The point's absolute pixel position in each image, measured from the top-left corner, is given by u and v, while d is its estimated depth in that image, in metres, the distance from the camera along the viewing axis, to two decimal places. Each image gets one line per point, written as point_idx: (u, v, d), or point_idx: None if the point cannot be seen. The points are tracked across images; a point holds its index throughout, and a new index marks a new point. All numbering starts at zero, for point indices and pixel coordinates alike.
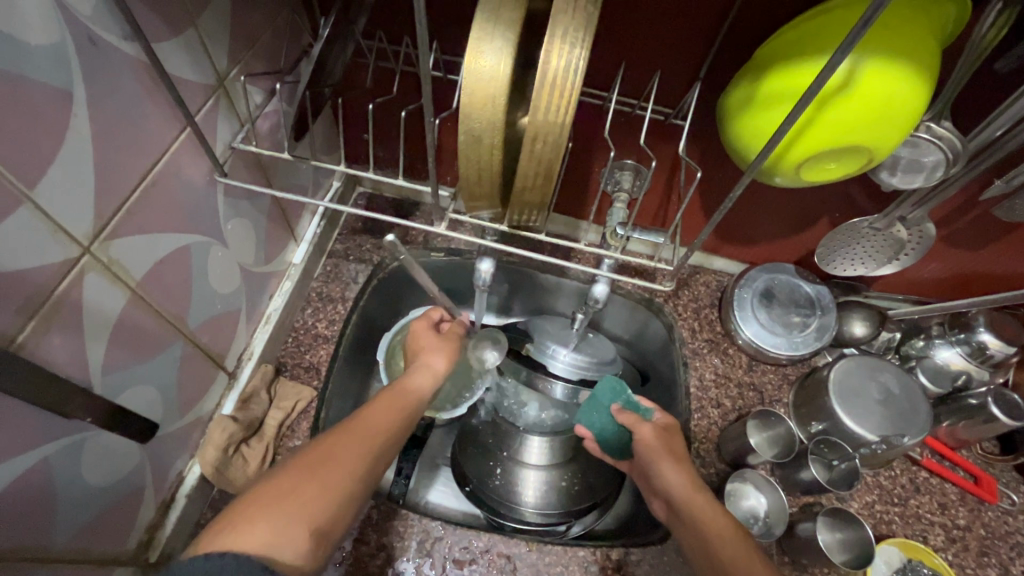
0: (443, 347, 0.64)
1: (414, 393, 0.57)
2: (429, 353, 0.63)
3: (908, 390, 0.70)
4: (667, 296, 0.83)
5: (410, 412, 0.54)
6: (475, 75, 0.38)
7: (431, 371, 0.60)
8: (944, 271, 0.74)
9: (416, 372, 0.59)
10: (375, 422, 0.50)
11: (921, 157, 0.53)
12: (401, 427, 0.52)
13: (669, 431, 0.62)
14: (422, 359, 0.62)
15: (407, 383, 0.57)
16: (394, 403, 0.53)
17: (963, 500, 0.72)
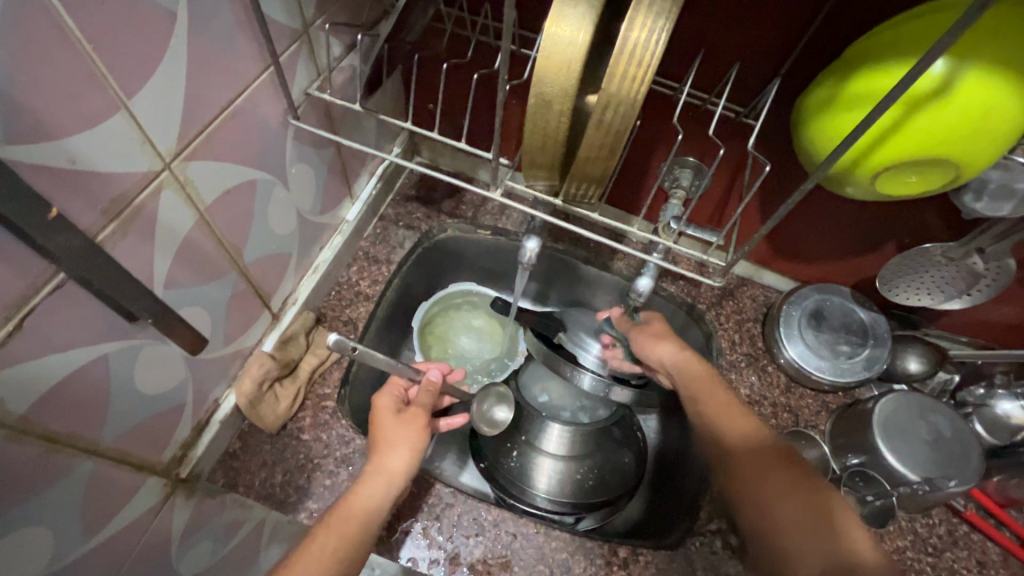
0: (407, 440, 0.58)
1: (358, 517, 0.52)
2: (382, 450, 0.57)
3: (960, 434, 0.66)
4: (711, 304, 0.81)
5: (353, 542, 0.50)
6: (554, 38, 0.38)
7: (385, 480, 0.55)
8: (1015, 315, 0.69)
9: (371, 485, 0.54)
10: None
11: (1014, 183, 0.49)
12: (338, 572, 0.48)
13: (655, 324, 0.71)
14: (374, 463, 0.56)
15: (353, 510, 0.52)
16: (333, 543, 0.50)
17: (1005, 563, 0.67)
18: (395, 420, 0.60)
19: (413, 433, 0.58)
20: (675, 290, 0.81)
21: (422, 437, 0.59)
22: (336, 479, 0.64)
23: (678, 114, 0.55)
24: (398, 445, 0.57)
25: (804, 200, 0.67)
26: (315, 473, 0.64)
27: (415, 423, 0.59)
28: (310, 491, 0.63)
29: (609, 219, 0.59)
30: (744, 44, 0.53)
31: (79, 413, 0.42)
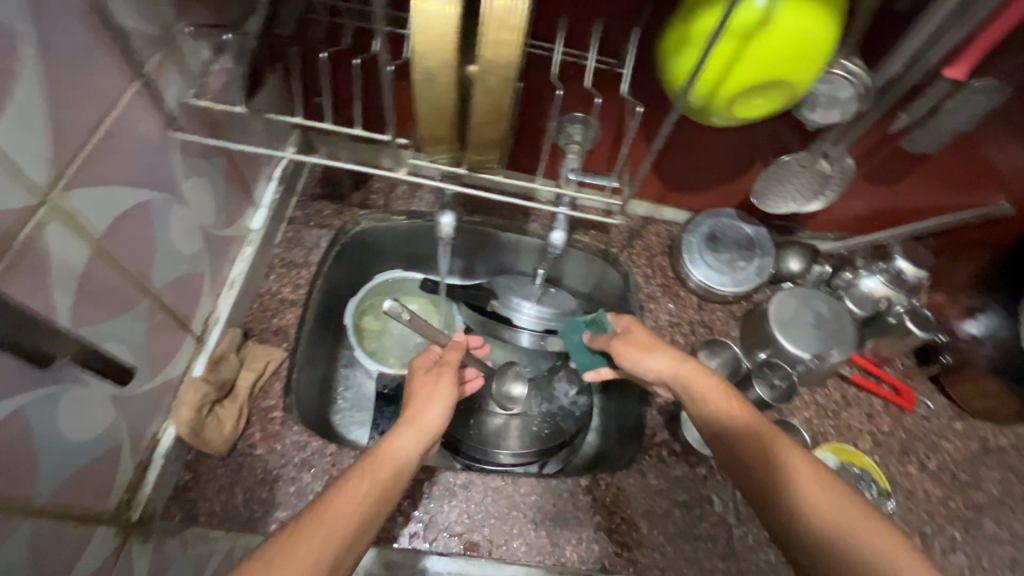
0: (442, 392, 0.64)
1: (394, 463, 0.56)
2: (416, 407, 0.63)
3: (838, 313, 0.77)
4: (622, 246, 0.89)
5: (385, 485, 0.54)
6: (424, 14, 0.40)
7: (416, 432, 0.60)
8: (868, 208, 0.84)
9: (406, 434, 0.59)
10: (338, 520, 0.48)
11: (837, 92, 0.58)
12: (370, 511, 0.51)
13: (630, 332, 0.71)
14: (409, 417, 0.61)
15: (390, 456, 0.56)
16: (367, 486, 0.52)
17: (887, 409, 0.81)
18: (427, 379, 0.66)
19: (445, 391, 0.65)
20: (590, 240, 0.89)
21: (452, 395, 0.65)
22: (301, 484, 0.64)
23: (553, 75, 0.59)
24: (432, 400, 0.63)
25: (695, 141, 0.76)
26: (278, 483, 0.64)
27: (445, 378, 0.66)
28: (278, 502, 0.63)
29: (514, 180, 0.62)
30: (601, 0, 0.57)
31: (9, 473, 0.40)
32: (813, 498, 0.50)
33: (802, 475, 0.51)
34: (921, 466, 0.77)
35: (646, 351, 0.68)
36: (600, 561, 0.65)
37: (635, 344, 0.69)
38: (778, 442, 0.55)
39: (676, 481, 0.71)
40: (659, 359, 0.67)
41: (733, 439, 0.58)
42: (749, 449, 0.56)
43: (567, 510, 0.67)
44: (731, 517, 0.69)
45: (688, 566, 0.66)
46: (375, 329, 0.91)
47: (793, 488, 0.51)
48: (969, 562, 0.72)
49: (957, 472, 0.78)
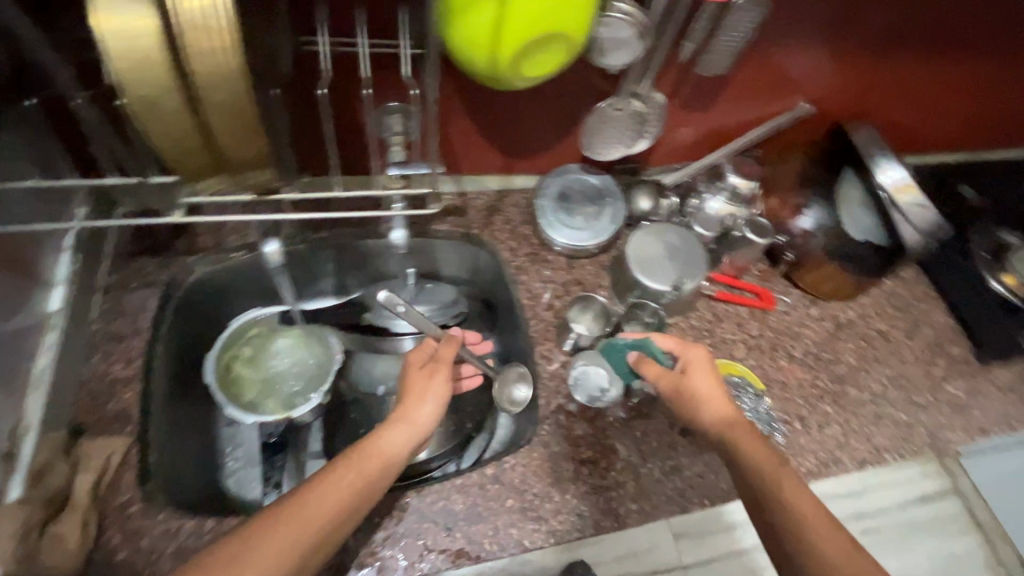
0: (437, 388, 0.66)
1: (382, 457, 0.59)
2: (412, 403, 0.65)
3: (688, 242, 0.81)
4: (483, 225, 0.87)
5: (370, 478, 0.56)
6: (112, 32, 0.34)
7: (406, 428, 0.62)
8: (698, 133, 0.88)
9: (397, 431, 0.61)
10: (317, 511, 0.52)
11: (618, 34, 0.58)
12: (347, 505, 0.54)
13: (702, 375, 0.63)
14: (402, 414, 0.63)
15: (378, 450, 0.59)
16: (351, 477, 0.55)
17: (753, 315, 0.87)
18: (422, 375, 0.67)
19: (438, 389, 0.66)
20: (449, 227, 0.86)
21: (446, 390, 0.67)
22: None
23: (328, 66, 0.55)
24: (427, 399, 0.65)
25: (518, 104, 0.74)
26: None
27: (438, 375, 0.67)
28: None
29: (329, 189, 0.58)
30: None
31: None
32: (811, 516, 0.51)
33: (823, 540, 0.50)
34: (790, 357, 0.85)
35: (688, 375, 0.64)
36: (519, 542, 0.66)
37: (698, 391, 0.63)
38: (788, 488, 0.53)
39: (579, 441, 0.72)
40: (705, 382, 0.63)
41: (746, 471, 0.56)
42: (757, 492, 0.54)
43: (478, 505, 0.67)
44: (635, 458, 0.72)
45: (603, 518, 0.68)
46: (249, 355, 0.83)
47: (806, 538, 0.50)
48: (840, 430, 0.80)
49: (819, 354, 0.86)
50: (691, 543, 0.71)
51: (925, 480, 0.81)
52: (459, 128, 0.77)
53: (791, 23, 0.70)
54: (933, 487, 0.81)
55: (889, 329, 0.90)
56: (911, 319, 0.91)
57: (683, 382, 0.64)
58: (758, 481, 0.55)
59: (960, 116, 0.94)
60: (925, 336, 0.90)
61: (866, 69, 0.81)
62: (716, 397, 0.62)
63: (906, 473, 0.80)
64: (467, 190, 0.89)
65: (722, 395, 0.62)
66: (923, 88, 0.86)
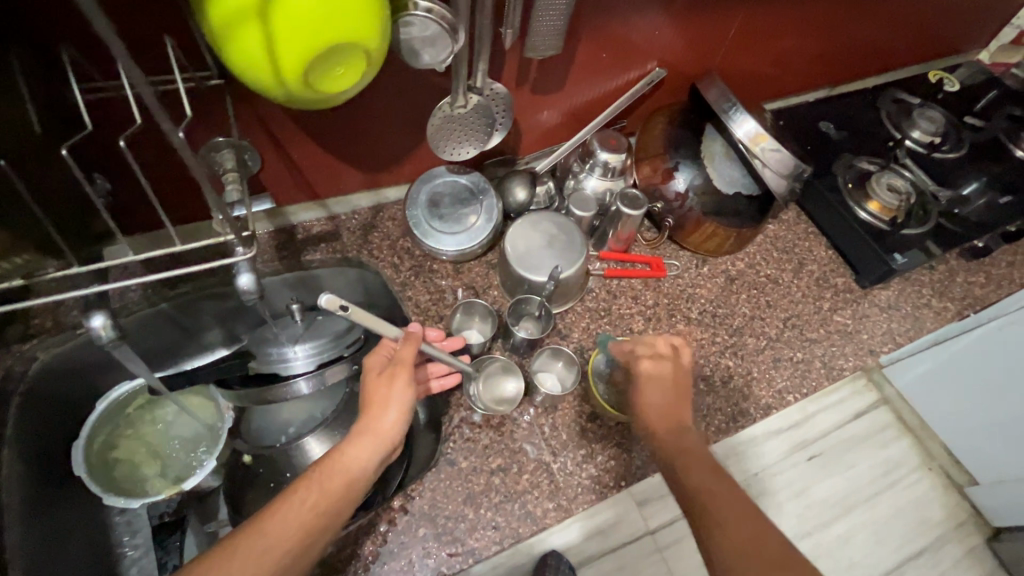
0: (400, 395, 0.61)
1: (346, 473, 0.56)
2: (375, 412, 0.60)
3: (564, 227, 0.80)
4: (359, 246, 0.84)
5: (335, 496, 0.54)
6: None
7: (371, 439, 0.58)
8: (560, 115, 0.87)
9: (358, 444, 0.58)
10: (280, 532, 0.50)
11: (426, 33, 0.55)
12: (311, 526, 0.52)
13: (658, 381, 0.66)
14: (363, 425, 0.59)
15: (342, 465, 0.56)
16: (313, 497, 0.53)
17: (646, 285, 0.88)
18: (384, 380, 0.62)
19: (401, 392, 0.61)
20: (323, 254, 0.82)
21: (411, 395, 0.62)
22: None
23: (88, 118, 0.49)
24: (391, 405, 0.60)
25: (358, 118, 0.70)
26: None
27: (399, 377, 0.62)
28: None
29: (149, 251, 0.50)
30: None
31: None
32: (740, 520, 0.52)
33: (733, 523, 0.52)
34: (688, 319, 0.86)
35: (649, 381, 0.66)
36: (437, 571, 0.63)
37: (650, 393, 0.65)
38: (720, 491, 0.55)
39: (487, 452, 0.70)
40: (655, 395, 0.65)
41: (680, 472, 0.57)
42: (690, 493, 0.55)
43: (388, 542, 0.64)
44: (547, 455, 0.71)
45: (521, 525, 0.66)
46: (148, 425, 0.81)
47: (729, 539, 0.50)
48: (743, 380, 0.82)
49: (715, 310, 0.87)
50: (658, 505, 0.72)
51: (855, 397, 0.88)
52: (303, 154, 0.72)
53: None
54: (864, 402, 0.88)
55: (777, 272, 0.92)
56: (796, 259, 0.94)
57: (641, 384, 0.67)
58: (693, 482, 0.56)
59: (808, 55, 0.97)
60: (811, 273, 0.93)
61: (703, 26, 0.81)
62: (668, 401, 0.64)
63: (839, 395, 0.87)
64: (337, 212, 0.85)
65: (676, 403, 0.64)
66: (765, 34, 0.88)
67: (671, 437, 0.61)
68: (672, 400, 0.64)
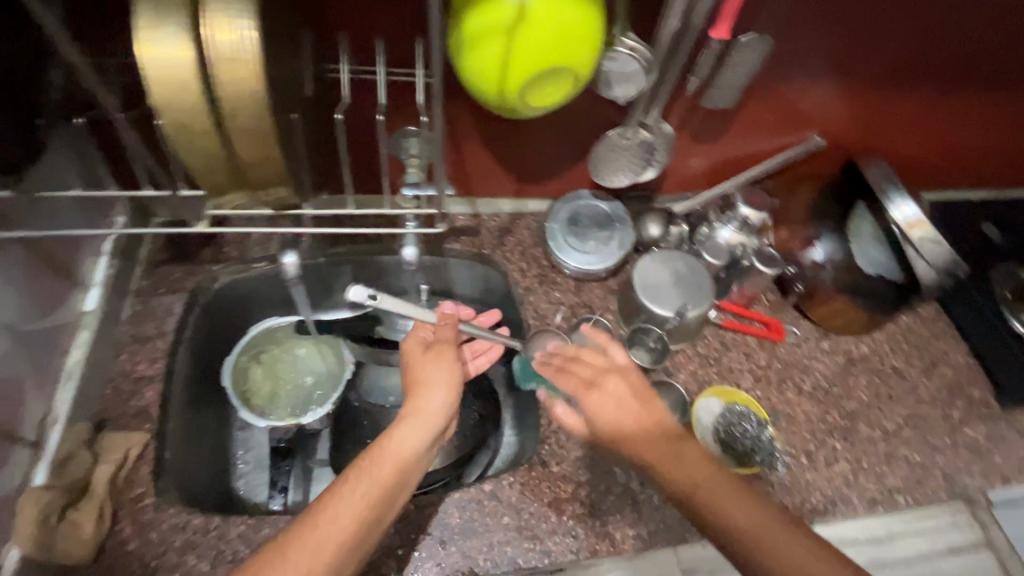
0: (443, 371, 0.66)
1: (399, 458, 0.59)
2: (421, 393, 0.64)
3: (695, 268, 0.82)
4: (495, 246, 0.89)
5: (387, 482, 0.57)
6: (157, 66, 0.39)
7: (424, 418, 0.62)
8: (708, 163, 0.89)
9: (409, 424, 0.62)
10: (342, 518, 0.53)
11: (625, 68, 0.62)
12: (366, 513, 0.54)
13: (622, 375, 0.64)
14: (409, 408, 0.63)
15: (398, 452, 0.59)
16: (366, 485, 0.56)
17: (761, 345, 0.87)
18: (424, 360, 0.67)
19: (447, 376, 0.66)
20: (461, 246, 0.88)
21: (453, 372, 0.67)
22: (187, 568, 0.61)
23: (344, 93, 0.58)
24: (439, 393, 0.64)
25: (531, 131, 0.77)
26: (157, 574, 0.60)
27: (442, 359, 0.67)
28: None
29: (357, 212, 0.63)
30: (376, 16, 0.57)
31: None
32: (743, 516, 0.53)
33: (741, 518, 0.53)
34: (798, 390, 0.84)
35: (592, 390, 0.64)
36: (513, 561, 0.66)
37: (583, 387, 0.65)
38: (710, 485, 0.55)
39: (577, 464, 0.72)
40: (611, 404, 0.62)
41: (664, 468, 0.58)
42: (690, 489, 0.56)
43: (473, 520, 0.68)
44: (634, 483, 0.72)
45: (598, 542, 0.68)
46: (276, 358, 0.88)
47: (744, 530, 0.52)
48: (848, 466, 0.78)
49: (829, 388, 0.84)
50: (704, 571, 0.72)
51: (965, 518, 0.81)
52: (473, 152, 0.80)
53: (801, 59, 0.72)
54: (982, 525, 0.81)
55: (904, 365, 0.88)
56: (929, 357, 0.89)
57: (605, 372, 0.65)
58: (692, 483, 0.56)
59: (982, 152, 0.93)
60: (943, 375, 0.87)
61: (876, 107, 0.82)
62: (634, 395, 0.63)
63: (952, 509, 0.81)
64: (482, 211, 0.92)
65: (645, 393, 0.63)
66: (940, 123, 0.86)
67: (648, 446, 0.59)
68: (643, 402, 0.62)
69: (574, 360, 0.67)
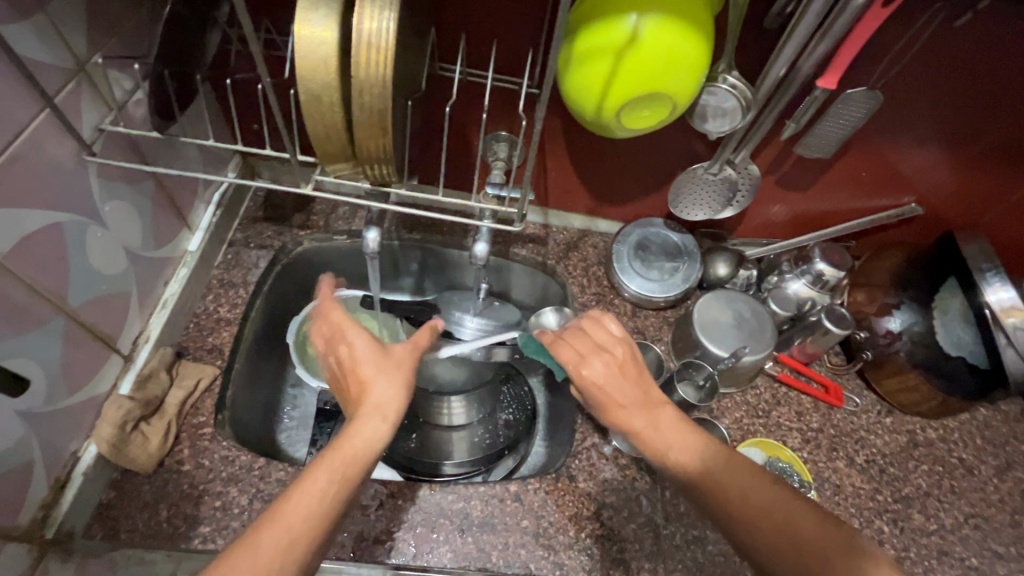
0: (398, 375, 0.56)
1: (353, 462, 0.50)
2: (374, 390, 0.55)
3: (759, 314, 0.80)
4: (559, 258, 0.91)
5: (344, 488, 0.48)
6: (306, 40, 0.44)
7: (382, 422, 0.53)
8: (789, 213, 0.88)
9: (365, 425, 0.52)
10: (295, 532, 0.45)
11: (722, 104, 0.63)
12: (323, 522, 0.46)
13: (610, 350, 0.62)
14: (361, 406, 0.54)
15: (354, 449, 0.50)
16: (320, 492, 0.47)
17: (816, 407, 0.83)
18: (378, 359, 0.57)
19: (406, 367, 0.57)
20: (527, 253, 0.91)
21: (409, 372, 0.57)
22: (227, 498, 0.65)
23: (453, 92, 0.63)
24: (405, 386, 0.56)
25: (615, 152, 0.79)
26: (203, 498, 0.65)
27: (397, 359, 0.57)
28: (200, 518, 0.64)
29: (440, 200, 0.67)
30: (497, 25, 0.61)
31: None
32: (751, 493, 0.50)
33: (752, 495, 0.50)
34: (850, 462, 0.79)
35: (582, 360, 0.61)
36: (526, 565, 0.66)
37: (572, 354, 0.62)
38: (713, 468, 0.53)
39: (605, 485, 0.72)
40: (602, 373, 0.60)
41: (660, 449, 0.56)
42: (692, 474, 0.54)
43: (494, 516, 0.69)
44: (659, 517, 0.70)
45: (613, 568, 0.67)
46: None
47: (749, 508, 0.49)
48: (894, 553, 0.73)
49: (885, 467, 0.79)
50: None
51: None
52: (555, 164, 0.83)
53: (908, 121, 0.70)
54: None
55: (974, 460, 0.81)
56: (1004, 457, 0.82)
57: (594, 346, 0.62)
58: (706, 478, 0.52)
59: None
60: (1018, 481, 0.80)
61: (978, 184, 0.78)
62: (626, 370, 0.60)
63: None
64: (552, 223, 0.94)
65: (636, 369, 0.61)
66: None
67: (639, 420, 0.57)
68: (631, 378, 0.60)
69: (570, 335, 0.64)
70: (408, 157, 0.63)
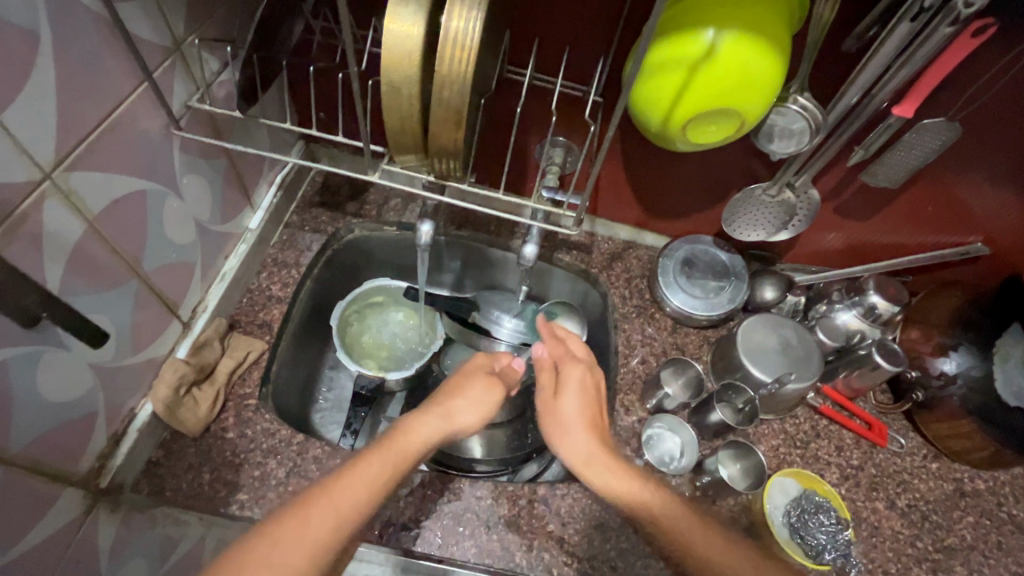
0: (477, 388, 0.63)
1: (414, 452, 0.54)
2: (450, 398, 0.61)
3: (805, 342, 0.78)
4: (603, 267, 0.91)
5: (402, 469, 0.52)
6: (393, 34, 0.45)
7: (445, 421, 0.58)
8: (846, 241, 0.85)
9: (425, 418, 0.57)
10: (356, 495, 0.47)
11: (791, 125, 0.62)
12: (380, 497, 0.49)
13: (586, 382, 0.68)
14: (436, 406, 0.60)
15: (414, 442, 0.55)
16: (384, 465, 0.51)
17: (857, 444, 0.81)
18: (465, 374, 0.65)
19: (483, 393, 0.63)
20: (571, 259, 0.91)
21: (486, 388, 0.63)
22: (266, 469, 0.67)
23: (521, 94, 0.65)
24: (471, 402, 0.61)
25: (672, 165, 0.79)
26: (243, 466, 0.67)
27: (477, 375, 0.64)
28: (240, 485, 0.66)
29: (496, 198, 0.68)
30: (572, 31, 0.62)
31: None
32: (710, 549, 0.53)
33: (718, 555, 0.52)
34: (889, 504, 0.76)
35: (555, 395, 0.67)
36: (548, 569, 0.66)
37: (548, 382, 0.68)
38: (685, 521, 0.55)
39: None
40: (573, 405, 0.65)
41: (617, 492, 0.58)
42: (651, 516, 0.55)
43: (520, 517, 0.69)
44: None
45: None
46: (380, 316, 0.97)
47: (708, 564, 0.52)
48: None
49: (927, 513, 0.76)
50: None
51: None
52: (609, 172, 0.83)
53: (983, 157, 0.67)
54: None
55: None
56: None
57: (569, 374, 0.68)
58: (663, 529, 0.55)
59: None
60: None
61: None
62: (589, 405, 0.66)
63: None
64: (598, 232, 0.94)
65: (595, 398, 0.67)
66: None
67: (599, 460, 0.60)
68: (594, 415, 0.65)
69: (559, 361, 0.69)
70: (472, 155, 0.64)
